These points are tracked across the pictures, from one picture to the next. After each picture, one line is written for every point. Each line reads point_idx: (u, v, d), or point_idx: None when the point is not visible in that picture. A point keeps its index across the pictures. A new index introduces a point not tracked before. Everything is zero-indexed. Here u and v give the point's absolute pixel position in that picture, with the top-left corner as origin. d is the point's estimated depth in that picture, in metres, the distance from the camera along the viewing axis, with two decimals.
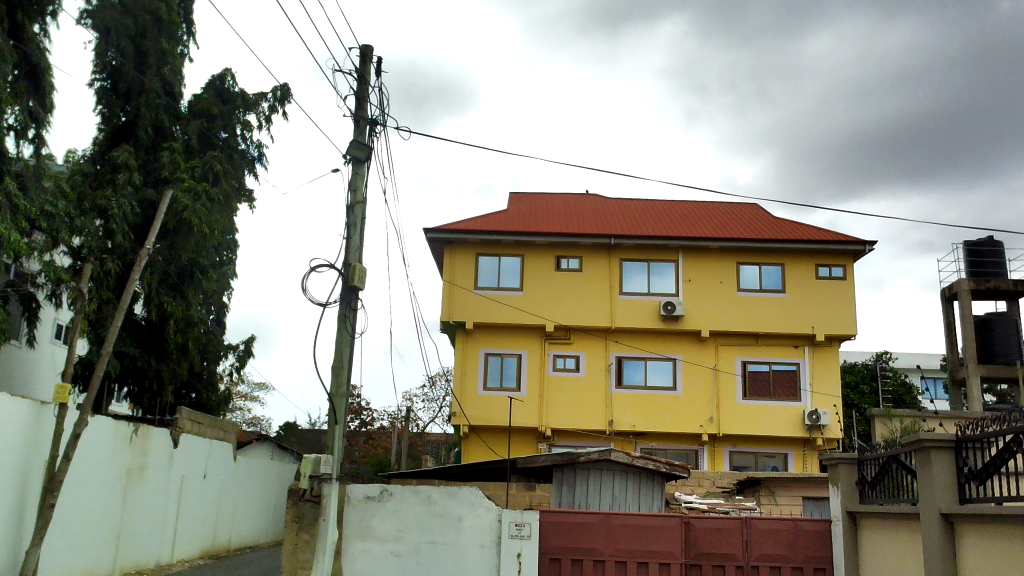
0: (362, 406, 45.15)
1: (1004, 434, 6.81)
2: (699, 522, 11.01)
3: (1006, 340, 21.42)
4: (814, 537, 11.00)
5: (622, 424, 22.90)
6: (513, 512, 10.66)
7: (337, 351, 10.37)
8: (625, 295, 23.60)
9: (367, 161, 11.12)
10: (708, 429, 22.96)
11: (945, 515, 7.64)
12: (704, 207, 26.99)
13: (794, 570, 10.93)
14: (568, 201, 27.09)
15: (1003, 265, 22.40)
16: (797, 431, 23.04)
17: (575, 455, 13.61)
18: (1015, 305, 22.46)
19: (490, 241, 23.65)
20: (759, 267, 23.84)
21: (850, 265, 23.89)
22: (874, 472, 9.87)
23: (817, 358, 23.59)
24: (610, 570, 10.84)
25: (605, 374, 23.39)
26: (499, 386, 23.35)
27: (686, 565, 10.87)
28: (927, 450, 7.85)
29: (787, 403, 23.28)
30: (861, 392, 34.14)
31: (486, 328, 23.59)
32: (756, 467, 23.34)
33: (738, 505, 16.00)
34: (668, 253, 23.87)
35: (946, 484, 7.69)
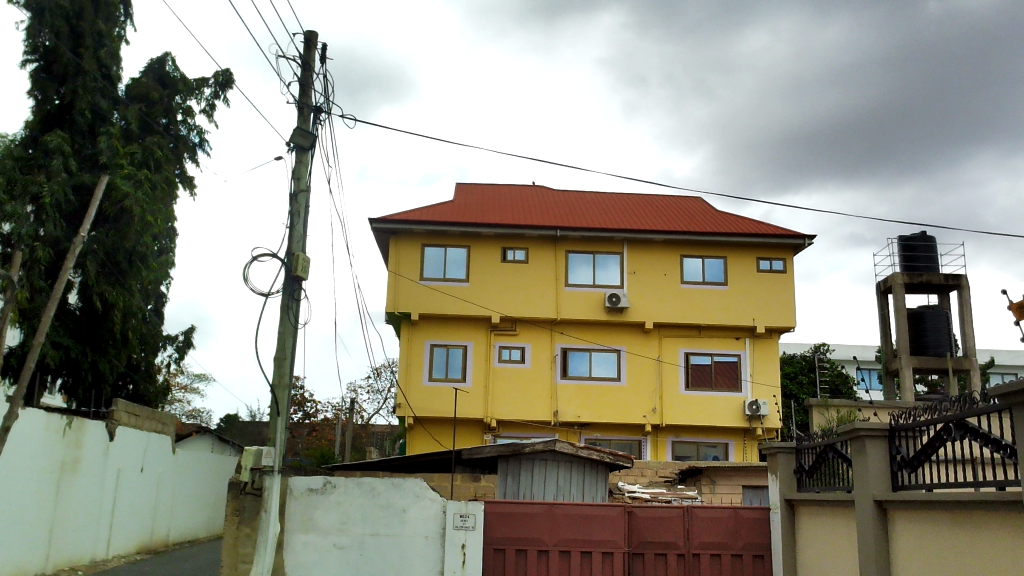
0: (305, 397, 44.76)
1: (935, 422, 7.01)
2: (642, 511, 11.13)
3: (937, 333, 22.05)
4: (753, 525, 11.21)
5: (566, 415, 23.08)
6: (457, 503, 10.61)
7: (280, 342, 10.21)
8: (570, 287, 23.71)
9: (311, 149, 10.95)
10: (651, 420, 23.25)
11: (878, 502, 7.85)
12: (649, 199, 27.23)
13: (734, 557, 11.13)
14: (515, 192, 27.10)
15: (935, 259, 23.06)
16: (738, 421, 23.45)
17: (519, 447, 13.62)
18: (946, 298, 23.17)
19: (435, 231, 23.51)
20: (701, 259, 24.16)
21: (790, 258, 24.32)
22: (812, 460, 10.08)
23: (757, 349, 24.04)
24: (554, 560, 10.89)
25: (550, 365, 23.51)
26: (444, 377, 23.30)
27: (629, 554, 10.98)
28: (862, 439, 8.05)
29: (727, 393, 23.69)
30: (799, 382, 34.99)
31: (432, 319, 23.50)
32: (697, 457, 23.74)
33: (680, 494, 16.27)
34: (613, 245, 24.02)
35: (880, 471, 7.90)
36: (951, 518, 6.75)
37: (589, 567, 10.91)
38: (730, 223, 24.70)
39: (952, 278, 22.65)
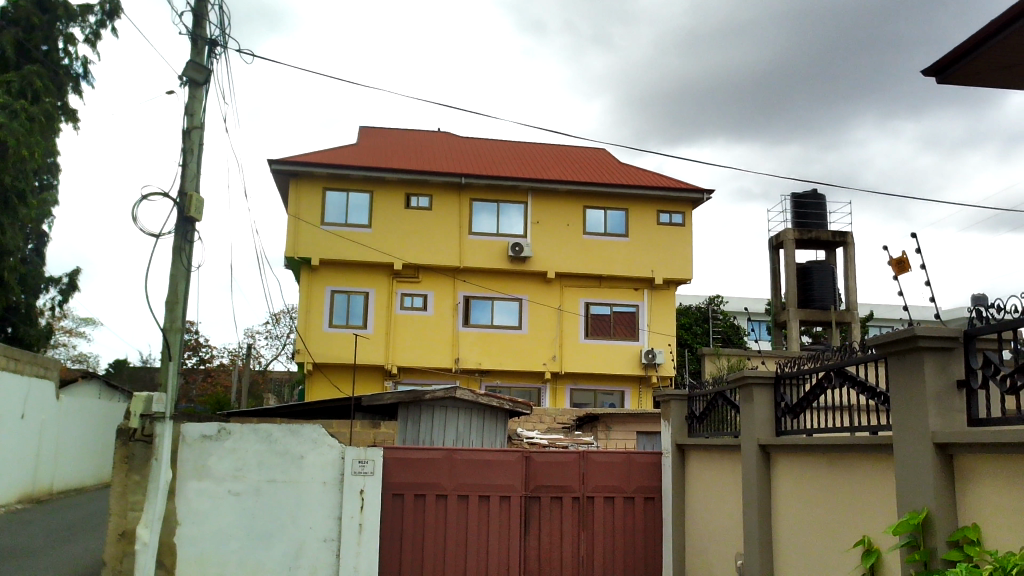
0: (199, 342, 43.77)
1: (818, 371, 7.33)
2: (539, 456, 11.33)
3: (823, 287, 23.07)
4: (645, 468, 11.64)
5: (467, 362, 23.27)
6: (356, 449, 10.60)
7: (172, 285, 9.84)
8: (474, 236, 23.64)
9: (206, 85, 10.46)
10: (551, 366, 23.71)
11: (763, 446, 8.24)
12: (555, 149, 27.27)
13: (626, 499, 11.53)
14: (420, 137, 26.67)
15: (823, 216, 23.99)
16: (634, 369, 24.13)
17: (420, 394, 13.61)
18: (833, 254, 24.25)
19: (338, 175, 22.94)
20: (604, 211, 24.39)
21: (689, 212, 24.82)
22: (702, 408, 10.46)
23: (654, 300, 24.65)
24: (452, 504, 11.01)
25: (452, 313, 23.58)
26: (345, 323, 23.11)
27: (526, 498, 11.21)
28: (750, 387, 8.39)
29: (625, 342, 24.29)
30: (693, 333, 36.23)
31: (333, 264, 23.18)
32: (594, 404, 24.35)
33: (576, 439, 16.69)
34: (518, 195, 23.97)
35: (765, 417, 8.30)
36: (828, 460, 7.10)
37: (486, 511, 11.09)
38: (632, 176, 24.98)
39: (838, 235, 23.68)
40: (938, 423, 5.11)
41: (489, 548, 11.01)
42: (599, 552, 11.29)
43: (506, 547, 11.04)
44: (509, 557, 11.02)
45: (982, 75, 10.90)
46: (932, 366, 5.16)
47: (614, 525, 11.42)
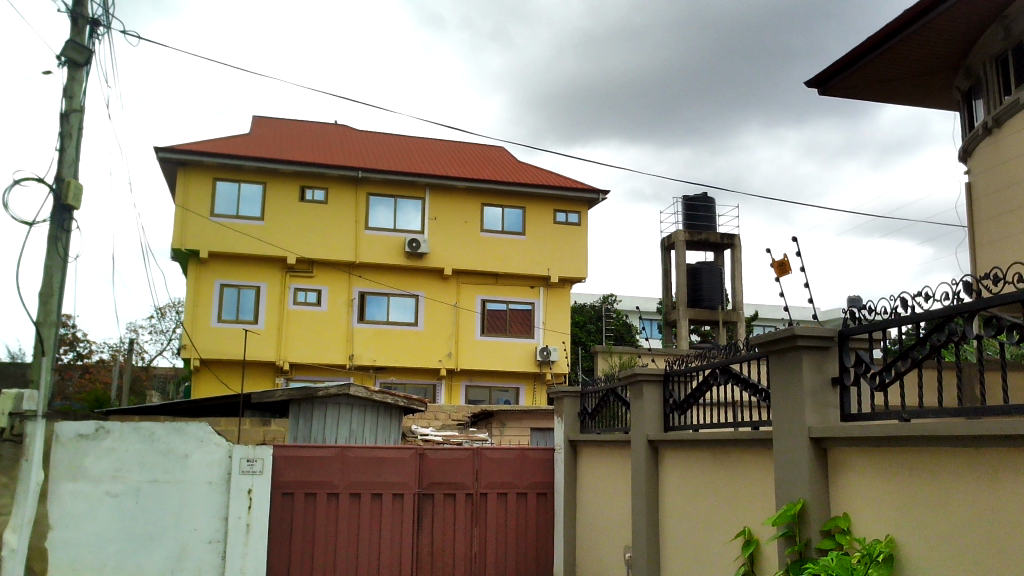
0: (77, 336, 41.68)
1: (704, 368, 7.58)
2: (432, 453, 11.29)
3: (711, 288, 23.90)
4: (538, 464, 11.77)
5: (362, 358, 22.99)
6: (245, 447, 10.30)
7: (46, 276, 9.32)
8: (371, 231, 23.32)
9: (87, 66, 9.95)
10: (446, 363, 23.68)
11: (651, 441, 8.46)
12: (454, 145, 27.21)
13: (519, 495, 11.63)
14: (316, 129, 26.15)
15: (712, 218, 24.81)
16: (529, 366, 24.35)
17: (312, 391, 13.34)
18: (721, 255, 25.10)
19: (229, 165, 22.21)
20: (502, 208, 24.46)
21: (584, 212, 25.18)
22: (594, 405, 10.65)
23: (550, 298, 24.94)
24: (344, 503, 10.85)
25: (347, 308, 23.24)
26: (235, 318, 22.48)
27: (418, 495, 11.14)
28: (640, 384, 8.61)
29: (520, 339, 24.48)
30: (587, 330, 36.88)
31: (223, 257, 22.50)
32: (489, 401, 24.44)
33: (470, 436, 16.72)
34: (416, 190, 23.76)
35: (654, 413, 8.52)
36: (711, 455, 7.36)
37: (378, 509, 10.97)
38: (530, 175, 25.16)
39: (726, 237, 24.53)
40: (814, 419, 5.34)
41: (381, 546, 10.89)
42: (492, 549, 11.35)
43: (398, 545, 10.95)
44: (400, 555, 10.95)
45: (859, 88, 11.53)
46: (809, 364, 5.39)
47: (507, 521, 11.50)
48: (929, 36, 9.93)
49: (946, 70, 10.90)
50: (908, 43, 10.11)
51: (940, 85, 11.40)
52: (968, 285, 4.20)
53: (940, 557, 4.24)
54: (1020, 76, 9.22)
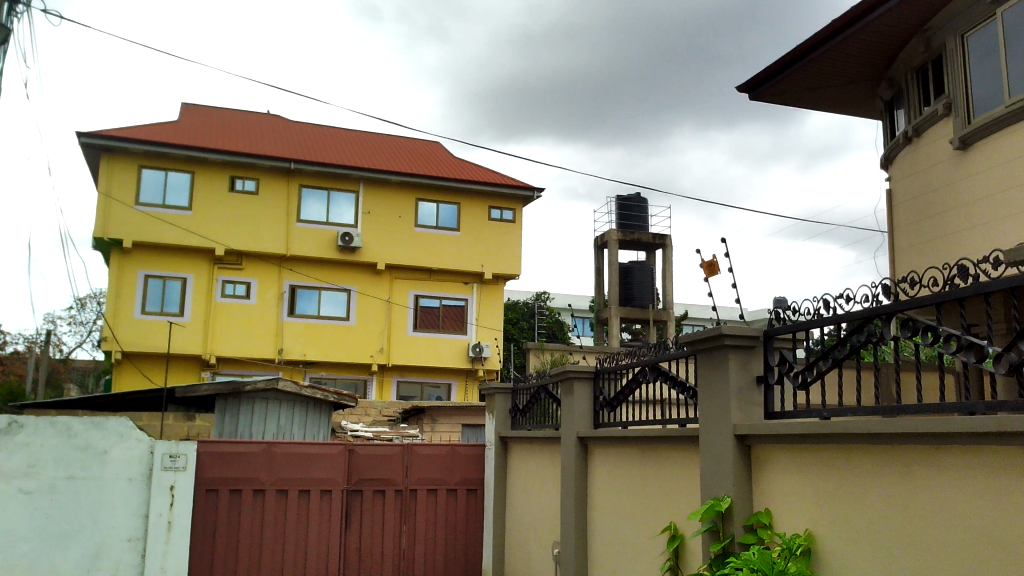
0: None
1: (634, 366, 7.67)
2: (362, 448, 11.19)
3: (642, 287, 24.23)
4: (468, 461, 11.76)
5: (291, 352, 22.63)
6: (168, 443, 10.01)
7: None
8: (302, 223, 22.94)
9: (5, 45, 9.53)
10: (378, 358, 23.47)
11: (581, 438, 8.53)
12: (389, 139, 26.95)
13: (448, 491, 11.60)
14: (247, 118, 25.59)
15: (645, 218, 25.16)
16: (461, 362, 24.31)
17: (239, 386, 13.06)
18: (652, 255, 25.46)
19: (156, 152, 21.57)
20: (437, 203, 24.31)
21: (519, 209, 25.22)
22: (525, 401, 10.69)
23: (483, 295, 24.94)
24: (270, 499, 10.65)
25: (277, 302, 22.84)
26: (159, 310, 21.91)
27: (347, 491, 11.02)
28: (571, 381, 8.68)
29: (453, 335, 24.43)
30: (520, 327, 37.02)
31: (148, 247, 21.89)
32: (421, 396, 24.31)
33: (401, 432, 16.60)
34: (350, 183, 23.43)
35: (584, 410, 8.60)
36: (639, 451, 7.46)
37: (306, 506, 10.81)
38: (466, 171, 25.07)
39: (658, 238, 24.89)
40: (739, 417, 5.45)
41: (308, 543, 10.75)
42: (420, 545, 11.30)
43: (325, 543, 10.82)
44: (328, 552, 10.82)
45: (788, 94, 11.82)
46: (735, 363, 5.50)
47: (436, 518, 11.46)
48: (855, 45, 10.23)
49: (870, 79, 11.26)
50: (836, 53, 10.41)
51: (864, 94, 11.78)
52: (886, 288, 4.34)
53: (857, 552, 4.38)
54: (938, 87, 9.58)
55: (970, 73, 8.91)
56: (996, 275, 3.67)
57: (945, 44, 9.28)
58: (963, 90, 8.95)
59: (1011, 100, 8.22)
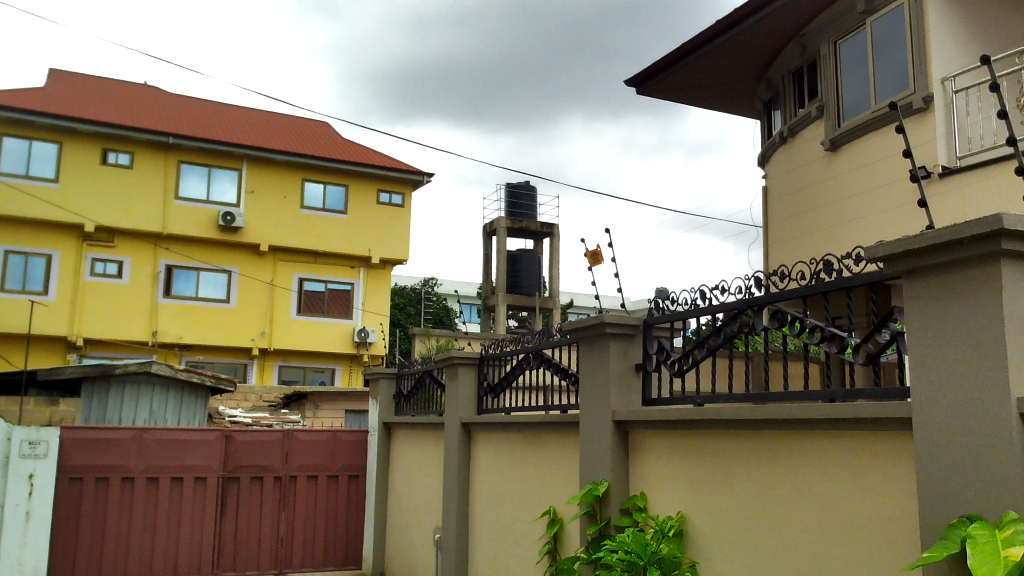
0: None
1: (518, 352, 7.73)
2: (240, 434, 10.87)
3: (529, 274, 24.46)
4: (350, 447, 11.53)
5: (166, 335, 21.76)
6: (26, 429, 9.53)
7: None
8: (180, 201, 22.00)
9: None
10: (258, 342, 22.85)
11: (464, 423, 8.56)
12: (275, 117, 26.14)
13: (330, 478, 11.38)
14: (122, 89, 24.29)
15: (533, 207, 25.38)
16: (345, 347, 23.97)
17: (108, 369, 12.44)
18: (540, 243, 25.73)
19: (18, 120, 20.14)
20: (324, 184, 23.71)
21: (408, 193, 24.95)
22: (409, 386, 10.63)
23: (369, 279, 24.61)
24: (140, 488, 10.22)
25: (151, 282, 21.88)
26: (21, 289, 20.67)
27: (223, 479, 10.70)
28: (456, 366, 8.69)
29: (337, 320, 24.03)
30: (406, 313, 36.79)
31: (8, 221, 20.56)
32: (303, 381, 23.80)
33: (281, 418, 16.22)
34: (232, 160, 22.56)
35: (468, 395, 8.62)
36: (521, 436, 7.54)
37: (178, 495, 10.42)
38: (355, 152, 24.58)
39: (546, 226, 25.17)
40: (618, 403, 5.57)
41: (180, 532, 10.38)
42: (299, 533, 11.09)
43: (198, 531, 10.47)
44: (201, 542, 10.48)
45: (674, 90, 12.13)
46: (616, 350, 5.63)
47: (315, 505, 11.24)
48: (737, 46, 10.59)
49: (750, 79, 11.69)
50: (720, 52, 10.74)
51: (745, 93, 12.22)
52: (759, 280, 4.53)
53: (726, 533, 4.57)
54: (813, 91, 10.04)
55: (841, 79, 9.39)
56: (857, 271, 3.89)
57: (820, 50, 9.73)
58: (835, 93, 9.41)
59: (877, 107, 8.71)
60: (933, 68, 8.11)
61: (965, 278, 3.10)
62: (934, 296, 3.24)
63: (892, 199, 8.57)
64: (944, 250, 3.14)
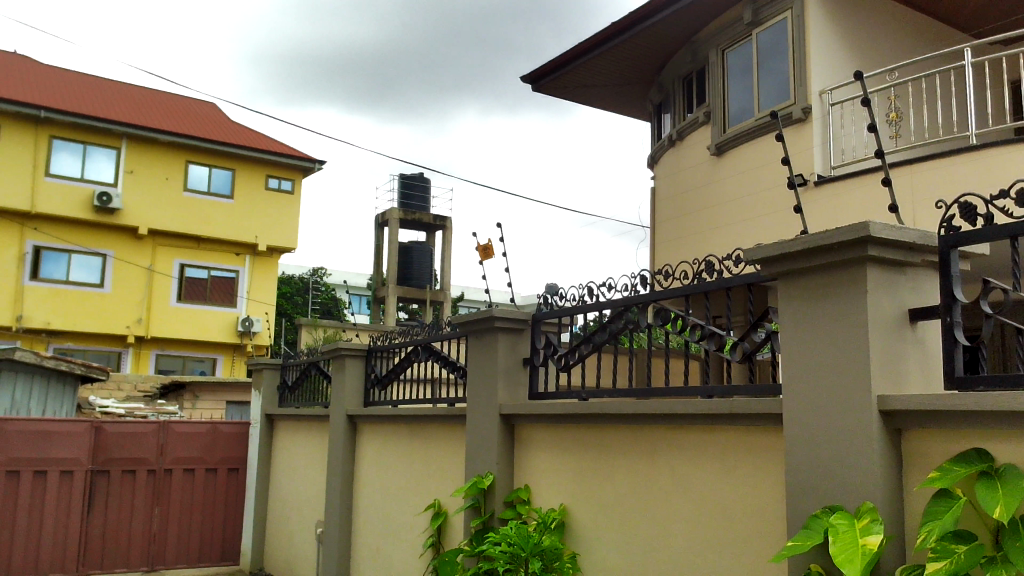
0: None
1: (407, 345, 7.68)
2: (112, 426, 10.39)
3: (420, 267, 24.33)
4: (230, 439, 11.19)
5: (32, 321, 20.57)
6: None
7: None
8: (51, 178, 20.78)
9: None
10: (135, 330, 21.89)
11: (350, 415, 8.44)
12: (158, 95, 25.02)
13: (207, 471, 11.02)
14: None
15: (426, 199, 25.25)
16: (228, 337, 23.25)
17: None
18: (432, 236, 25.63)
19: None
20: (209, 167, 22.83)
21: (299, 180, 24.35)
22: (294, 377, 10.40)
23: (255, 267, 23.95)
24: None
25: (17, 264, 20.62)
26: None
27: (92, 472, 10.20)
28: (342, 357, 8.55)
29: (220, 308, 23.28)
30: (293, 303, 35.98)
31: None
32: (182, 371, 22.93)
33: (157, 408, 15.59)
34: (110, 138, 21.44)
35: (354, 387, 8.50)
36: (407, 429, 7.50)
37: (42, 489, 9.89)
38: (243, 136, 23.79)
39: (439, 219, 25.08)
40: (505, 397, 5.62)
41: (42, 527, 9.86)
42: (173, 528, 10.69)
43: (63, 527, 9.97)
44: (65, 539, 9.99)
45: (568, 88, 12.28)
46: (504, 344, 5.66)
47: (192, 499, 10.85)
48: (632, 48, 10.81)
49: (643, 82, 11.97)
50: (616, 53, 10.93)
51: (637, 96, 12.50)
52: (644, 278, 4.65)
53: (606, 524, 4.68)
54: (701, 96, 10.37)
55: (727, 87, 9.72)
56: (736, 272, 4.04)
57: (708, 58, 10.05)
58: (722, 100, 9.75)
59: (760, 115, 9.09)
60: (813, 80, 8.51)
61: (834, 281, 3.27)
62: (806, 297, 3.40)
63: (771, 205, 8.94)
64: (815, 255, 3.31)
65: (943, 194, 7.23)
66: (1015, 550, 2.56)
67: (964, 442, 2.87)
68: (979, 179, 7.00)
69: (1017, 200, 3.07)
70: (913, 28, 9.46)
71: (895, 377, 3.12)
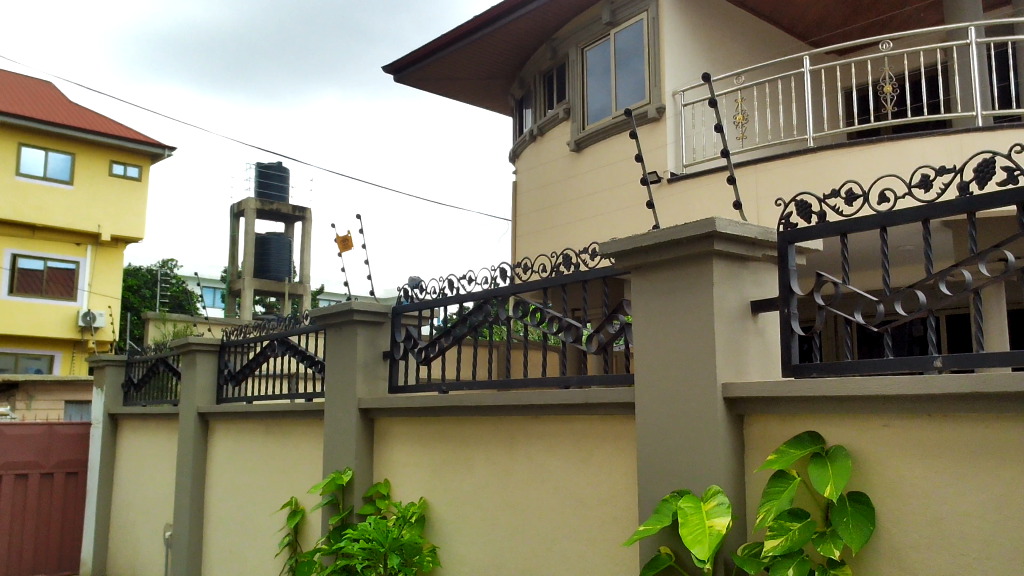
0: None
1: (262, 339, 7.42)
2: None
3: (278, 259, 23.60)
4: (68, 442, 10.54)
5: None
6: None
7: None
8: None
9: None
10: None
11: (201, 413, 8.08)
12: None
13: (43, 476, 10.31)
14: None
15: (284, 189, 24.55)
16: (67, 332, 21.91)
17: None
18: (291, 227, 24.92)
19: None
20: (45, 151, 21.13)
21: (146, 166, 23.12)
22: (141, 374, 9.87)
23: (98, 258, 22.69)
24: None
25: None
26: None
27: None
28: (192, 353, 8.19)
29: (58, 301, 21.81)
30: (139, 296, 34.16)
31: None
32: (14, 369, 21.25)
33: None
34: None
35: (205, 383, 8.16)
36: (261, 427, 7.26)
37: None
38: (84, 118, 22.26)
39: (298, 210, 24.40)
40: (364, 390, 5.53)
41: None
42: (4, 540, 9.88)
43: None
44: None
45: (429, 80, 12.22)
46: (364, 337, 5.58)
47: (25, 507, 10.08)
48: (494, 42, 10.86)
49: (504, 77, 12.07)
50: (479, 46, 10.93)
51: (497, 90, 12.61)
52: (504, 271, 4.69)
53: (465, 516, 4.69)
54: (561, 93, 10.56)
55: (587, 84, 9.94)
56: (593, 265, 4.13)
57: (568, 55, 10.24)
58: (581, 97, 9.96)
59: (616, 113, 9.37)
60: (666, 81, 8.82)
61: (684, 274, 3.39)
62: (659, 289, 3.51)
63: (626, 201, 9.21)
64: (666, 248, 3.42)
65: (784, 193, 7.69)
66: (845, 526, 2.75)
67: (799, 425, 3.06)
68: (816, 179, 7.48)
69: (847, 198, 3.25)
70: (758, 34, 10.00)
71: (739, 365, 3.28)
